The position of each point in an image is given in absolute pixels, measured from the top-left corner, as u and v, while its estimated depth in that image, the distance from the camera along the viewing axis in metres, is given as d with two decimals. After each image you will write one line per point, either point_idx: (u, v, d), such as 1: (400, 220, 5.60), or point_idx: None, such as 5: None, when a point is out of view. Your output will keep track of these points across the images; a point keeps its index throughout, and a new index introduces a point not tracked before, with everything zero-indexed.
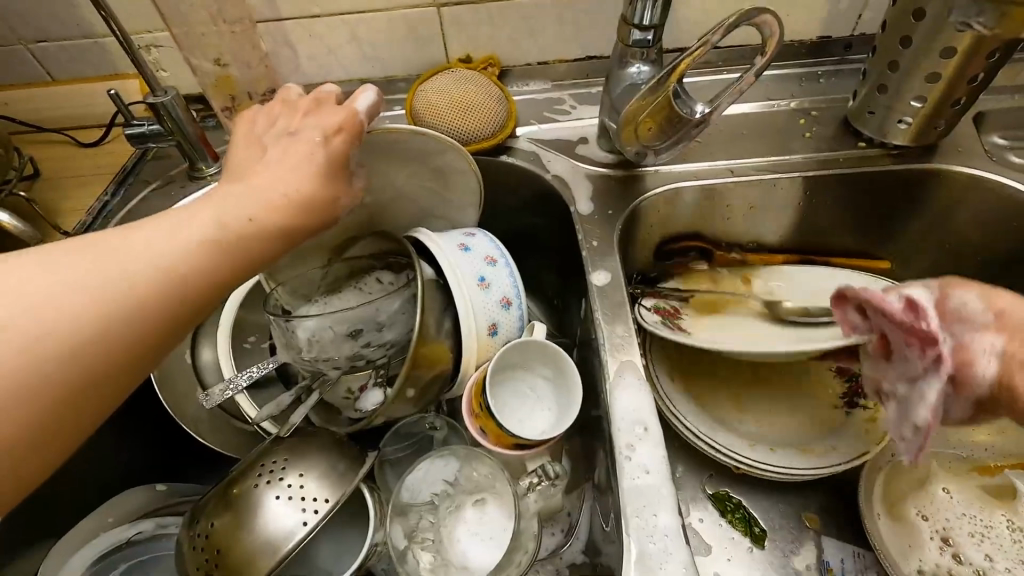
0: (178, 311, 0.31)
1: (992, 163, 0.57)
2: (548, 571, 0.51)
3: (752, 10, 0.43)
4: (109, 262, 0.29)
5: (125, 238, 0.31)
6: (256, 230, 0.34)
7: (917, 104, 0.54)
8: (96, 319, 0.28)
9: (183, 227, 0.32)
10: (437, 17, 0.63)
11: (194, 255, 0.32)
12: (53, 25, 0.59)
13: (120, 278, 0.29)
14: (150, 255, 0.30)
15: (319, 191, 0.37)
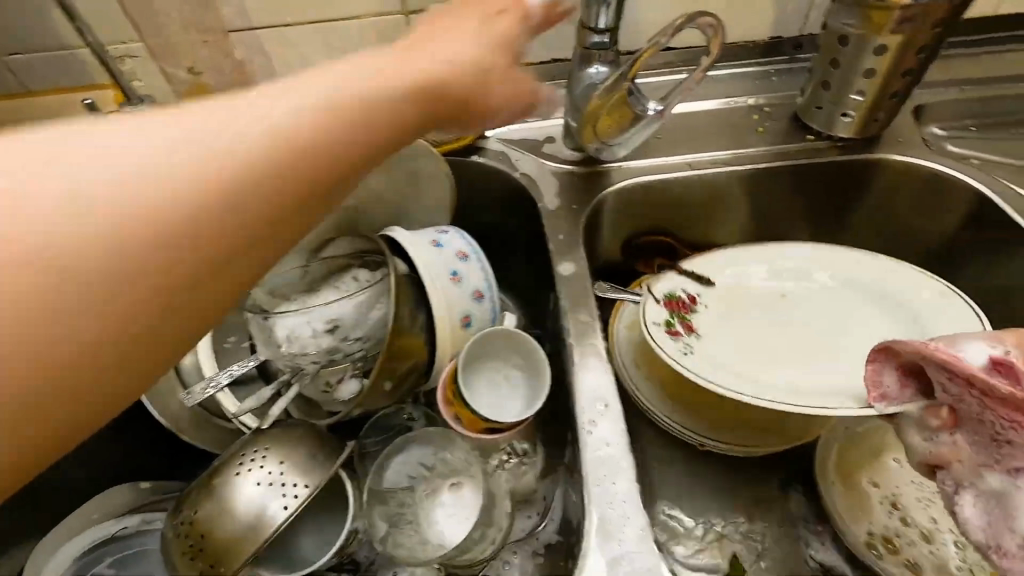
0: (289, 187, 0.29)
1: (929, 152, 0.61)
2: (526, 552, 0.53)
3: (695, 13, 0.46)
4: (229, 116, 0.27)
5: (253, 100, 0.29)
6: (363, 106, 0.32)
7: (858, 98, 0.58)
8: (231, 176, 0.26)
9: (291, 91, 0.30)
10: (406, 24, 0.65)
11: (309, 117, 0.29)
12: (29, 38, 0.60)
13: (266, 130, 0.28)
14: (271, 108, 0.29)
15: (379, 104, 0.32)
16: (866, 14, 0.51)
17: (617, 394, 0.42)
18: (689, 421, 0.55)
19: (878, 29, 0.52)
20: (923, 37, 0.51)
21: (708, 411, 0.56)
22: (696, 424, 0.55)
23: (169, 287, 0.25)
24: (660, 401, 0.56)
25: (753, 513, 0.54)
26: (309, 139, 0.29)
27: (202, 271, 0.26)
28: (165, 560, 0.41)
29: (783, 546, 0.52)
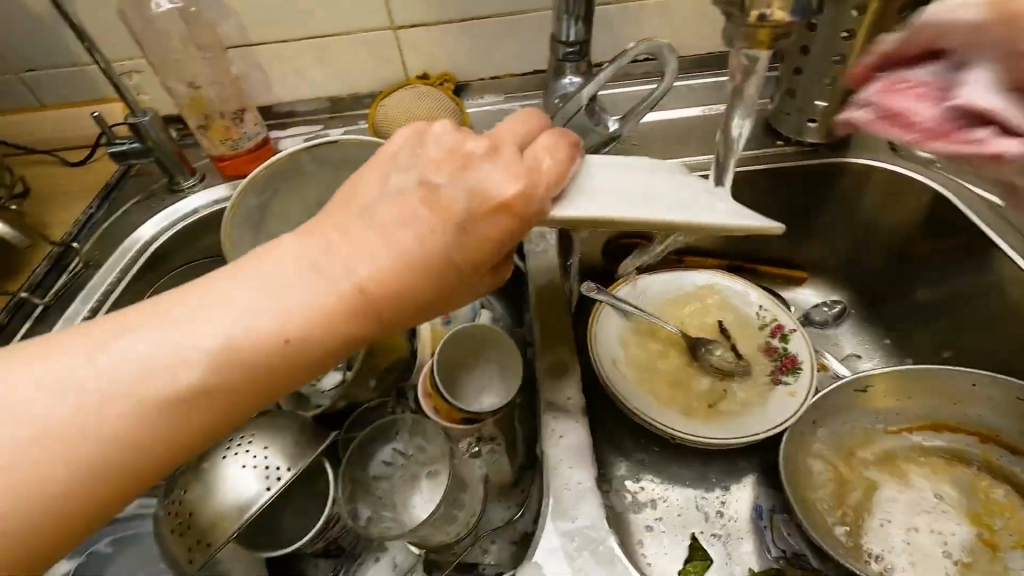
0: (196, 414, 0.30)
1: (894, 155, 0.64)
2: (505, 540, 0.53)
3: (652, 40, 0.51)
4: (152, 356, 0.29)
5: (198, 319, 0.30)
6: (291, 343, 0.30)
7: (822, 104, 0.60)
8: (138, 415, 0.29)
9: (249, 306, 0.30)
10: (394, 39, 0.69)
11: (233, 352, 0.30)
12: (43, 56, 0.66)
13: (176, 369, 0.29)
14: (195, 341, 0.29)
15: (303, 329, 0.31)
16: (748, 32, 0.35)
17: (575, 367, 0.46)
18: (662, 416, 0.56)
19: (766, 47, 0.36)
20: None
21: (676, 404, 0.58)
22: (666, 420, 0.56)
23: (83, 503, 0.28)
24: (635, 397, 0.57)
25: (723, 505, 0.56)
26: (219, 375, 0.30)
27: (108, 479, 0.29)
28: (158, 533, 0.45)
29: (742, 540, 0.54)
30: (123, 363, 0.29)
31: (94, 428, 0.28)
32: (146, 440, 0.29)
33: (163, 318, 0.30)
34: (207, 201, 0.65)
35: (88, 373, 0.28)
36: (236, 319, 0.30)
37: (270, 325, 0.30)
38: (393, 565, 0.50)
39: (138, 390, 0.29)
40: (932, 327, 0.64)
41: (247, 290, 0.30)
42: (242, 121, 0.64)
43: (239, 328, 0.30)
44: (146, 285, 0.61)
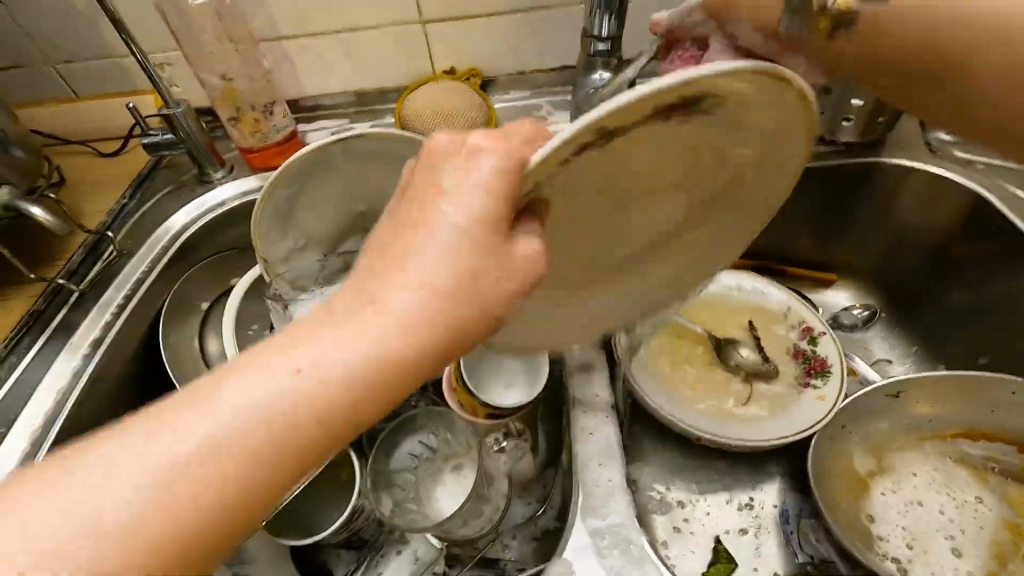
0: (233, 511, 0.24)
1: (931, 156, 0.62)
2: (525, 536, 0.53)
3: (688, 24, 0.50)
4: (162, 455, 0.23)
5: (212, 400, 0.24)
6: (338, 399, 0.25)
7: (858, 102, 0.59)
8: (156, 530, 0.22)
9: (272, 371, 0.24)
10: (421, 33, 0.69)
11: (271, 427, 0.24)
12: (80, 48, 0.68)
13: (200, 462, 0.23)
14: (218, 424, 0.23)
15: (350, 380, 0.25)
16: None
17: (603, 361, 0.46)
18: (687, 416, 0.56)
19: None
20: None
21: (702, 403, 0.57)
22: (691, 420, 0.55)
23: None
24: (659, 396, 0.57)
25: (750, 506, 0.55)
26: (258, 453, 0.24)
27: None
28: None
29: (766, 542, 0.53)
30: (126, 475, 0.22)
31: (103, 565, 0.21)
32: (178, 559, 0.23)
33: (169, 413, 0.24)
34: (235, 193, 0.65)
35: (83, 499, 0.22)
36: (262, 389, 0.24)
37: (338, 398, 0.25)
38: (414, 559, 0.50)
39: (194, 497, 0.23)
40: (966, 333, 0.62)
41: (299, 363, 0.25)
42: (271, 113, 0.65)
43: (271, 397, 0.24)
44: (176, 275, 0.62)
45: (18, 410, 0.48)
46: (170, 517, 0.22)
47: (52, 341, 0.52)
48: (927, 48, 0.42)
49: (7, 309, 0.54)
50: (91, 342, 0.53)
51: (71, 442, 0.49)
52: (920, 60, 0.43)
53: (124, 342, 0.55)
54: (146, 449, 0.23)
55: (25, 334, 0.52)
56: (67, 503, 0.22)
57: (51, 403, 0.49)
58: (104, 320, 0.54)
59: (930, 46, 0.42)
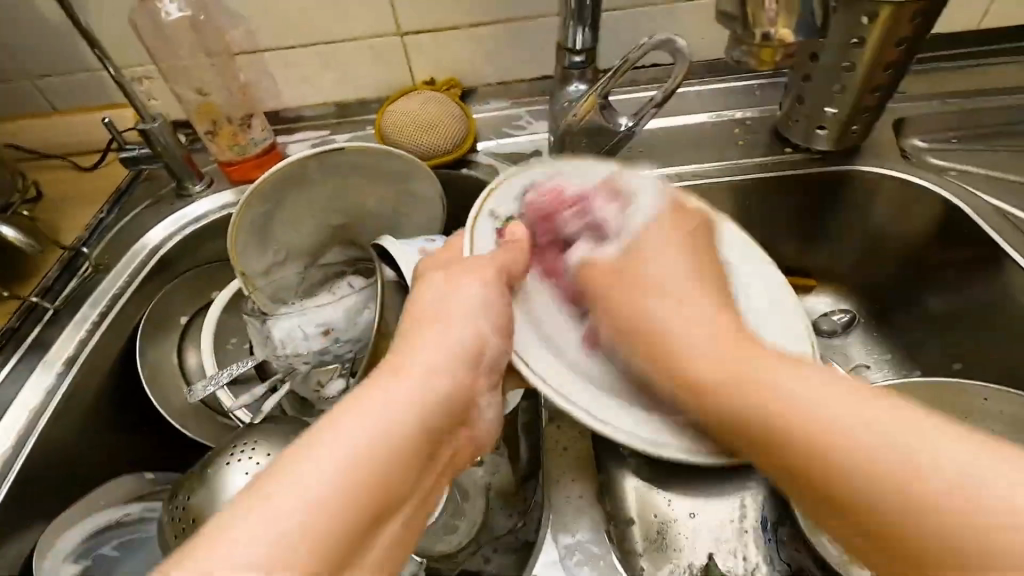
0: (394, 485, 0.32)
1: (905, 164, 0.63)
2: (501, 548, 0.53)
3: (661, 36, 0.50)
4: (333, 451, 0.30)
5: (354, 411, 0.33)
6: (437, 397, 0.35)
7: (832, 112, 0.59)
8: (346, 505, 0.29)
9: (391, 389, 0.35)
10: (400, 45, 0.69)
11: (405, 419, 0.33)
12: (56, 63, 0.67)
13: (360, 451, 0.31)
14: (365, 426, 0.32)
15: (442, 384, 0.36)
16: None
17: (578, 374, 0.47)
18: None
19: None
20: (890, 52, 0.53)
21: None
22: None
23: None
24: None
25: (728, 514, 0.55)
26: (400, 442, 0.32)
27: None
28: (162, 537, 0.45)
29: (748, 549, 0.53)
30: (308, 478, 0.29)
31: (314, 541, 0.27)
32: (361, 528, 0.29)
33: (320, 434, 0.31)
34: (213, 207, 0.65)
35: (280, 503, 0.28)
36: (388, 399, 0.34)
37: (403, 428, 0.33)
38: None
39: (327, 533, 0.28)
40: (943, 339, 0.63)
41: (361, 417, 0.32)
42: (249, 126, 0.64)
43: (396, 401, 0.34)
44: (154, 289, 0.61)
45: None
46: (332, 533, 0.28)
47: (26, 358, 0.52)
48: (762, 413, 0.36)
49: None
50: (66, 359, 0.52)
51: (46, 461, 0.49)
52: (814, 468, 0.33)
53: (100, 359, 0.54)
54: (262, 519, 0.27)
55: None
56: (265, 509, 0.28)
57: (24, 421, 0.49)
58: (80, 337, 0.54)
59: (745, 399, 0.37)
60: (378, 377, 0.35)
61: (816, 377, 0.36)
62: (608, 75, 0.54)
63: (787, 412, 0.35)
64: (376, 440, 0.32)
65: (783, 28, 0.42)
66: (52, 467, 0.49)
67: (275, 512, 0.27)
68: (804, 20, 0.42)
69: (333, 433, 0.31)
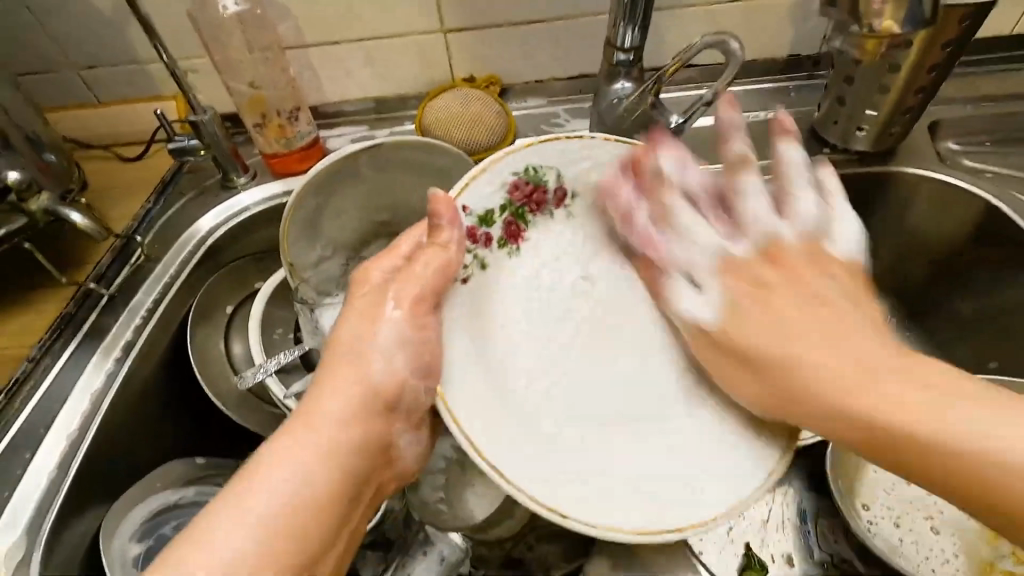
0: (317, 517, 0.39)
1: (943, 165, 0.64)
2: (543, 535, 0.55)
3: (715, 34, 0.51)
4: (264, 499, 0.37)
5: (276, 458, 0.39)
6: (350, 438, 0.42)
7: (872, 113, 0.60)
8: (275, 541, 0.37)
9: (309, 437, 0.41)
10: (443, 42, 0.70)
11: (319, 462, 0.40)
12: (105, 54, 0.68)
13: (284, 498, 0.38)
14: (287, 475, 0.39)
15: (357, 424, 0.42)
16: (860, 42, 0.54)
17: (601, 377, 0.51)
18: None
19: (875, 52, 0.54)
20: (935, 55, 0.54)
21: None
22: None
23: None
24: None
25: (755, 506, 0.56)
26: (317, 483, 0.40)
27: None
28: None
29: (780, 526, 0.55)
30: (242, 524, 0.36)
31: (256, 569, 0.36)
32: (292, 555, 0.38)
33: (248, 483, 0.38)
34: (258, 198, 0.66)
35: (223, 545, 0.36)
36: (304, 444, 0.40)
37: (314, 477, 0.39)
38: (440, 560, 0.50)
39: (266, 558, 0.36)
40: (977, 339, 0.64)
41: (278, 467, 0.39)
42: (296, 119, 0.65)
43: (313, 446, 0.40)
44: (202, 277, 0.62)
45: (56, 412, 0.49)
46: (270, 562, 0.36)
47: (85, 344, 0.53)
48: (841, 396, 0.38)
49: (40, 312, 0.55)
50: (123, 346, 0.53)
51: (107, 443, 0.50)
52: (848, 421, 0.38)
53: (154, 345, 0.55)
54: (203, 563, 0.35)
55: (58, 338, 0.53)
56: (210, 552, 0.35)
57: (86, 406, 0.49)
58: (135, 324, 0.55)
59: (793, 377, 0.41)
60: (290, 427, 0.41)
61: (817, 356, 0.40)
62: (660, 73, 0.55)
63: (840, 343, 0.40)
64: (298, 482, 0.39)
65: (888, 20, 0.51)
66: (111, 449, 0.50)
67: (216, 553, 0.35)
68: (911, 12, 0.50)
69: (258, 483, 0.38)
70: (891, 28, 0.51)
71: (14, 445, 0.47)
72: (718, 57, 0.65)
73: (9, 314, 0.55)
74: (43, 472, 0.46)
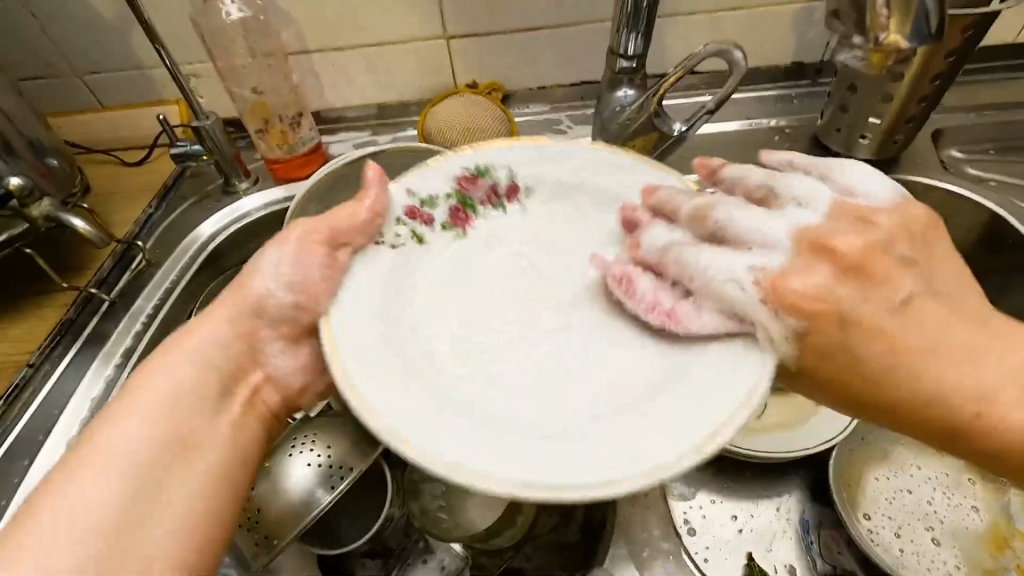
0: (188, 434, 0.34)
1: (946, 174, 0.64)
2: (544, 546, 0.54)
3: (719, 43, 0.51)
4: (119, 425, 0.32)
5: (139, 390, 0.34)
6: (224, 357, 0.38)
7: (875, 121, 0.60)
8: (129, 467, 0.31)
9: (177, 361, 0.36)
10: (446, 48, 0.70)
11: (189, 383, 0.36)
12: (109, 59, 0.69)
13: (143, 421, 0.33)
14: (152, 400, 0.34)
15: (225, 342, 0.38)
16: (867, 55, 0.53)
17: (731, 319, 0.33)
18: None
19: (881, 66, 0.54)
20: (939, 63, 0.54)
21: None
22: None
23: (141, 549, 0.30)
24: None
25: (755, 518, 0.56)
26: (182, 401, 0.35)
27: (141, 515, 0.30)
28: None
29: (778, 534, 0.55)
30: (102, 461, 0.31)
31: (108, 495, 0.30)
32: (152, 472, 0.32)
33: (111, 417, 0.33)
34: (261, 204, 0.66)
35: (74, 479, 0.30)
36: (174, 370, 0.36)
37: (183, 394, 0.35)
38: (441, 568, 0.50)
39: (116, 479, 0.31)
40: None
41: (140, 394, 0.34)
42: (299, 125, 0.65)
43: (185, 367, 0.36)
44: (203, 282, 0.62)
45: (55, 418, 0.49)
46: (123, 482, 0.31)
47: (85, 350, 0.53)
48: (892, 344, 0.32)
49: (39, 318, 0.55)
50: (124, 352, 0.53)
51: None
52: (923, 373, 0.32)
53: None
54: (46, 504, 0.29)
55: (58, 344, 0.52)
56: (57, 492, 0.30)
57: (85, 412, 0.49)
58: (135, 330, 0.54)
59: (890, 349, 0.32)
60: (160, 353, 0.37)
61: (951, 335, 0.32)
62: (663, 81, 0.55)
63: (973, 364, 0.32)
64: (164, 404, 0.34)
65: (893, 34, 0.51)
66: None
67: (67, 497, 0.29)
68: (917, 28, 0.50)
69: (124, 415, 0.33)
70: (897, 41, 0.51)
71: (12, 452, 0.47)
72: (723, 64, 0.65)
73: (9, 320, 0.55)
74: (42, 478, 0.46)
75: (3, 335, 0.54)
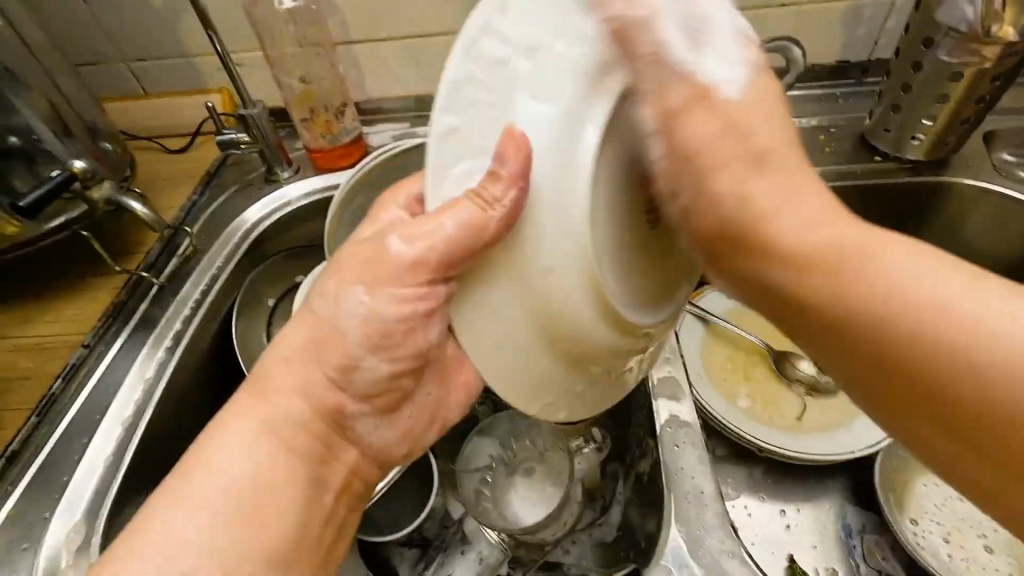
0: (286, 470, 0.36)
1: (1001, 177, 0.62)
2: (583, 540, 0.54)
3: (780, 39, 0.50)
4: (225, 462, 0.34)
5: (226, 437, 0.35)
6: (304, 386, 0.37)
7: (928, 122, 0.59)
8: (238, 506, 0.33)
9: (263, 405, 0.37)
10: None
11: (277, 419, 0.37)
12: (154, 46, 0.69)
13: (244, 464, 0.34)
14: (246, 444, 0.35)
15: (300, 376, 0.37)
16: (971, 49, 0.52)
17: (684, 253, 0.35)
18: (757, 429, 0.57)
19: (982, 61, 0.52)
20: (998, 65, 0.52)
21: (759, 411, 0.58)
22: (761, 432, 0.56)
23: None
24: (730, 419, 0.57)
25: (798, 519, 0.56)
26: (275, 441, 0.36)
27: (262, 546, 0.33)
28: None
29: (819, 537, 0.55)
30: (208, 502, 0.33)
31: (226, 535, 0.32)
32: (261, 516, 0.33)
33: (209, 460, 0.34)
34: (303, 192, 0.66)
35: (189, 522, 0.32)
36: (260, 414, 0.36)
37: (278, 434, 0.36)
38: (479, 560, 0.52)
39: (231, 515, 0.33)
40: None
41: (233, 437, 0.35)
42: (343, 116, 0.66)
43: (268, 411, 0.37)
44: (246, 269, 0.62)
45: (109, 399, 0.49)
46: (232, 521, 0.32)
47: (136, 333, 0.53)
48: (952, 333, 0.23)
49: (91, 300, 0.56)
50: (173, 337, 0.54)
51: (157, 433, 0.50)
52: (909, 349, 0.24)
53: (201, 336, 0.55)
54: (166, 537, 0.31)
55: (110, 326, 0.53)
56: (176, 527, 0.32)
57: (139, 395, 0.50)
58: (184, 316, 0.55)
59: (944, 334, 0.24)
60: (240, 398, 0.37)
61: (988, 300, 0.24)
62: None
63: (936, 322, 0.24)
64: (261, 446, 0.35)
65: (1007, 26, 0.49)
66: (160, 438, 0.50)
67: (184, 529, 0.32)
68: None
69: (223, 457, 0.34)
70: (1008, 36, 0.50)
71: (70, 431, 0.48)
72: (780, 60, 0.64)
73: (60, 303, 0.56)
74: (99, 457, 0.46)
75: (56, 316, 0.55)
